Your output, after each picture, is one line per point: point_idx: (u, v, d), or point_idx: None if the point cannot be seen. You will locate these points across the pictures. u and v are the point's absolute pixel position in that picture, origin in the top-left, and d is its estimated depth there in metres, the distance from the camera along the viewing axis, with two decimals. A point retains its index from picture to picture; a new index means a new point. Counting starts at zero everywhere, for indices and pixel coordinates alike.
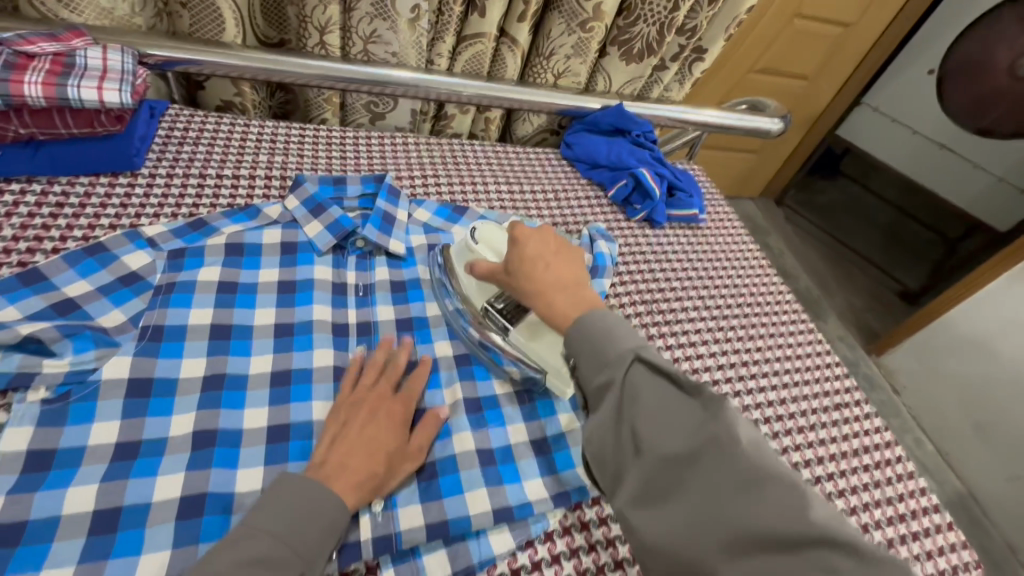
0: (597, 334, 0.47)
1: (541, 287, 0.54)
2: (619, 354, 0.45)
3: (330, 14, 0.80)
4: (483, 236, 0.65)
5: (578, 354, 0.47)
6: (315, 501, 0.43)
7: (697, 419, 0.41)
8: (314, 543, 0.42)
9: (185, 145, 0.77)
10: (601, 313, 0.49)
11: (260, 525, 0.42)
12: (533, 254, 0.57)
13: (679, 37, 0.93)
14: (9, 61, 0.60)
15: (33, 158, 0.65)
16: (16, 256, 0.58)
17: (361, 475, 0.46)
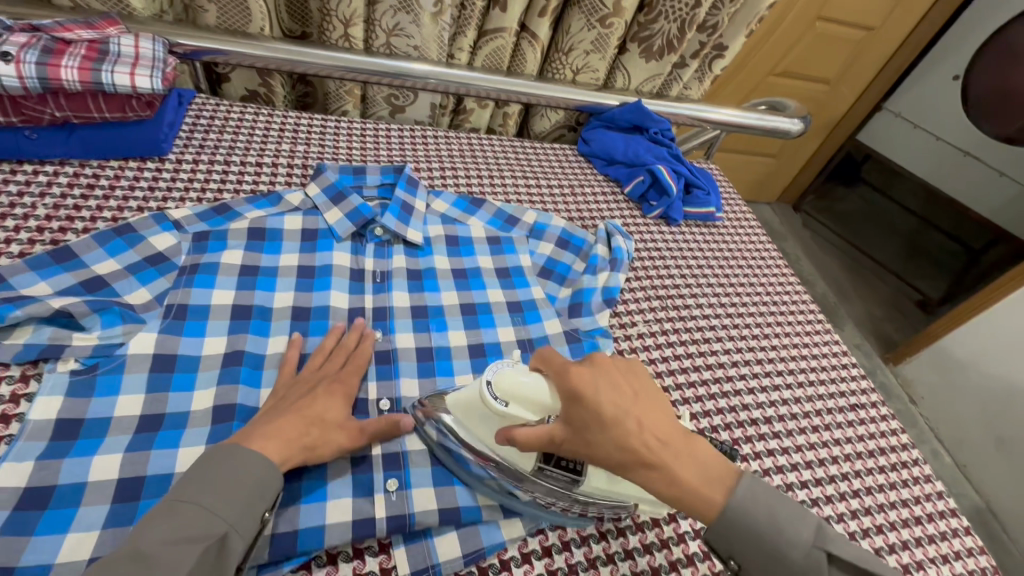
0: (765, 533, 0.41)
1: (650, 463, 0.41)
2: (802, 555, 0.41)
3: (355, 7, 0.81)
4: (505, 391, 0.45)
5: (747, 558, 0.42)
6: (235, 462, 0.42)
7: None
8: (239, 504, 0.40)
9: (212, 132, 0.79)
10: (751, 493, 0.42)
11: (180, 496, 0.39)
12: (613, 416, 0.42)
13: (701, 34, 0.93)
14: (48, 46, 0.62)
15: (67, 141, 0.67)
16: (48, 234, 0.60)
17: (293, 433, 0.46)
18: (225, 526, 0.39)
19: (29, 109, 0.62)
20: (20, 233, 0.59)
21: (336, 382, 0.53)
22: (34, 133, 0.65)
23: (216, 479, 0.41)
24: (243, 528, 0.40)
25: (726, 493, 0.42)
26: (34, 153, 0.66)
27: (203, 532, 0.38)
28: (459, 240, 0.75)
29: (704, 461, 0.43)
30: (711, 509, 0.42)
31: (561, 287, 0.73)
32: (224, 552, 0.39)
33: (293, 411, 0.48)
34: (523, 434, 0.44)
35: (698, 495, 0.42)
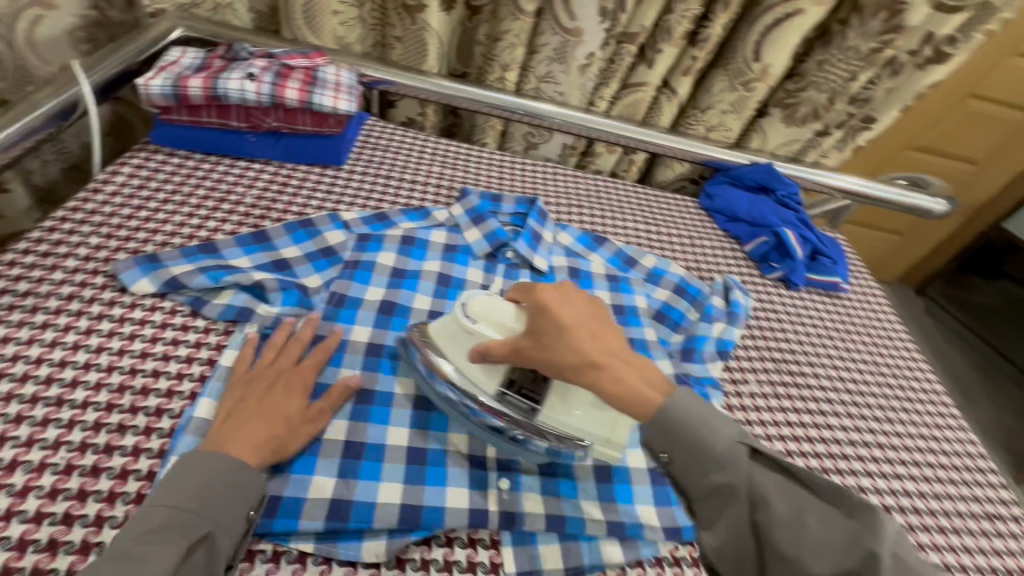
0: (695, 427, 0.48)
1: (597, 364, 0.48)
2: (728, 452, 0.47)
3: (515, 54, 0.91)
4: (479, 311, 0.53)
5: (675, 451, 0.48)
6: (206, 468, 0.44)
7: (843, 527, 0.44)
8: (215, 504, 0.43)
9: (379, 150, 0.91)
10: (686, 397, 0.49)
11: (161, 500, 0.43)
12: (569, 324, 0.50)
13: (850, 105, 0.89)
14: (279, 71, 0.77)
15: (275, 145, 0.81)
16: (252, 220, 0.73)
17: (262, 438, 0.48)
18: (207, 527, 0.42)
19: (256, 117, 0.77)
20: (232, 216, 0.72)
21: (294, 376, 0.54)
22: (254, 137, 0.80)
23: (192, 483, 0.44)
24: (226, 525, 0.43)
25: (660, 395, 0.49)
26: (250, 152, 0.80)
27: (184, 533, 0.42)
28: (580, 273, 0.80)
29: (644, 370, 0.51)
30: (643, 405, 0.48)
31: (673, 332, 0.75)
32: (211, 548, 0.42)
33: (256, 415, 0.49)
34: (491, 345, 0.51)
35: (634, 390, 0.48)
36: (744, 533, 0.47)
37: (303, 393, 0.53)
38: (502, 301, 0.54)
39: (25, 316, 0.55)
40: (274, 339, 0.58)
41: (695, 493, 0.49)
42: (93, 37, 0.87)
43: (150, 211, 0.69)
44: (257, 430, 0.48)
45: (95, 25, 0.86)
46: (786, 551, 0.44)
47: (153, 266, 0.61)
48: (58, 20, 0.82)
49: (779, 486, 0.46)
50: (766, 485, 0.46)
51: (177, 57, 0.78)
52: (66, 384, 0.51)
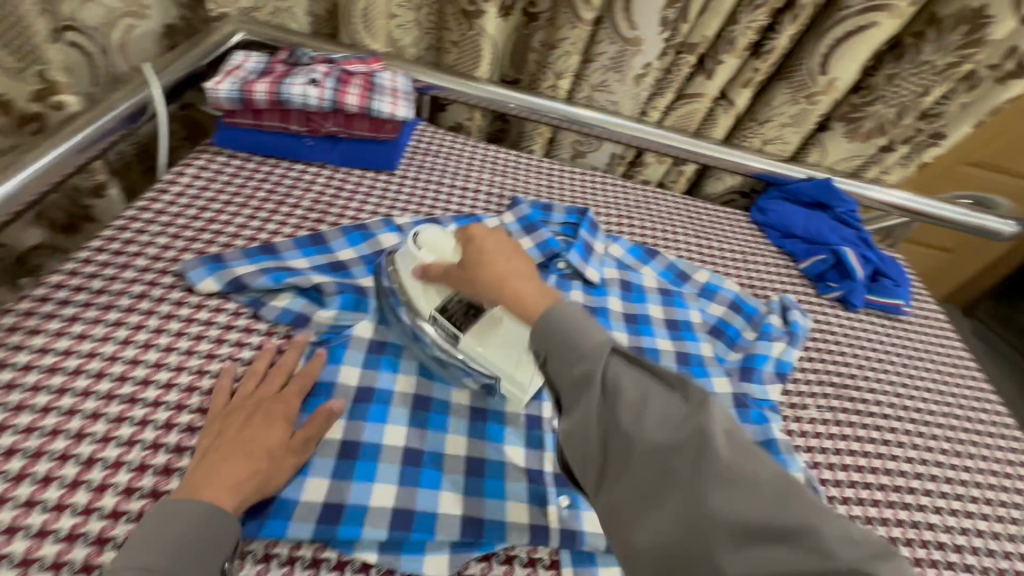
0: (571, 329, 0.44)
1: (501, 278, 0.51)
2: (599, 348, 0.43)
3: (570, 63, 0.90)
4: (425, 241, 0.58)
5: (551, 350, 0.44)
6: (173, 517, 0.41)
7: (678, 409, 0.39)
8: (192, 559, 0.40)
9: (430, 156, 0.91)
10: (569, 306, 0.46)
11: (127, 564, 0.39)
12: (489, 249, 0.53)
13: (920, 120, 0.85)
14: (340, 76, 0.78)
15: (331, 149, 0.81)
16: (310, 223, 0.73)
17: (241, 476, 0.45)
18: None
19: (316, 121, 0.78)
20: (291, 219, 0.73)
21: (276, 405, 0.51)
22: (312, 141, 0.80)
23: (164, 538, 0.40)
24: None
25: (550, 303, 0.48)
26: (307, 156, 0.80)
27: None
28: (632, 286, 0.78)
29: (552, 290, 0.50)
30: (534, 312, 0.47)
31: (729, 350, 0.73)
32: None
33: (231, 453, 0.46)
34: (431, 267, 0.56)
35: (526, 302, 0.49)
36: (576, 421, 0.41)
37: (286, 424, 0.50)
38: (451, 237, 0.58)
39: (99, 313, 0.57)
40: (254, 367, 0.55)
41: (561, 390, 0.43)
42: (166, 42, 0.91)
43: (214, 212, 0.71)
44: (234, 467, 0.45)
45: (167, 30, 0.89)
46: (628, 434, 0.38)
47: (217, 267, 0.62)
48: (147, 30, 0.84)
49: (634, 378, 0.41)
50: (622, 376, 0.41)
51: (242, 61, 0.80)
52: (138, 382, 0.53)
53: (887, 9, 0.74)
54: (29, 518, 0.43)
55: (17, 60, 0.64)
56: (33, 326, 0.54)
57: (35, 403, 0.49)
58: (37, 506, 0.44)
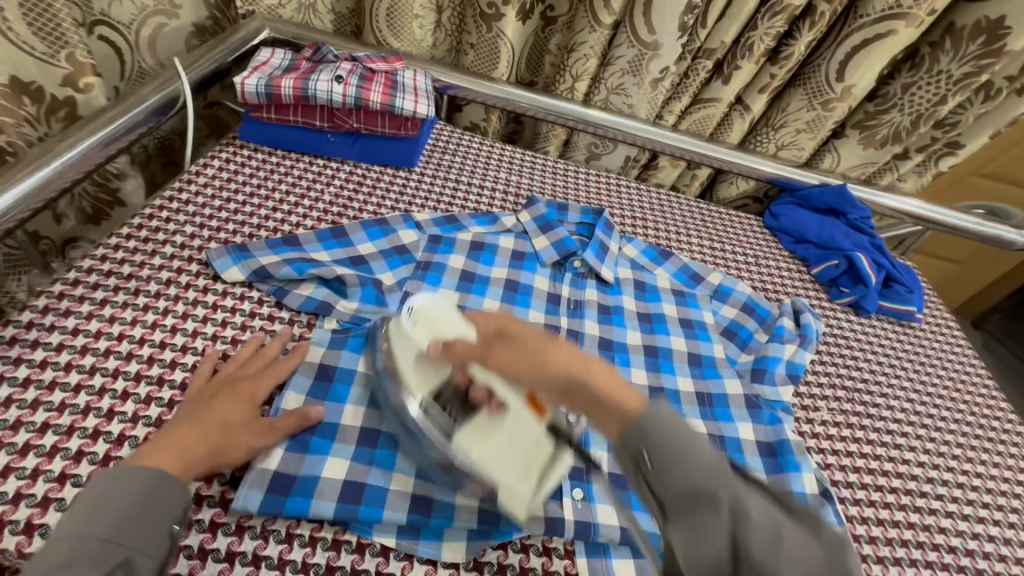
0: (680, 440, 0.38)
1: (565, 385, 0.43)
2: (715, 463, 0.38)
3: (588, 65, 0.91)
4: (427, 317, 0.52)
5: (662, 461, 0.38)
6: (117, 484, 0.41)
7: (812, 553, 0.36)
8: (135, 527, 0.40)
9: (447, 154, 0.93)
10: (672, 413, 0.40)
11: (66, 534, 0.38)
12: (523, 340, 0.46)
13: (935, 129, 0.87)
14: (364, 74, 0.80)
15: (352, 146, 0.83)
16: (331, 217, 0.75)
17: (194, 441, 0.45)
18: (131, 553, 0.39)
19: (338, 118, 0.79)
20: (313, 212, 0.75)
21: (244, 385, 0.51)
22: (333, 137, 0.82)
23: (105, 508, 0.40)
24: (148, 548, 0.40)
25: (637, 402, 0.41)
26: (330, 152, 0.83)
27: (97, 561, 0.38)
28: (646, 286, 0.79)
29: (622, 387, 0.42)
30: (618, 412, 0.40)
31: (741, 352, 0.74)
32: None
33: (192, 417, 0.47)
34: (450, 347, 0.49)
35: (604, 395, 0.41)
36: (701, 551, 0.36)
37: (250, 401, 0.50)
38: (454, 315, 0.53)
39: (128, 297, 0.58)
40: (238, 353, 0.56)
41: (668, 503, 0.38)
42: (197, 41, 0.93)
43: (238, 203, 0.72)
44: (186, 435, 0.45)
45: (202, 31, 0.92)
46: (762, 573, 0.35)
47: (242, 256, 0.64)
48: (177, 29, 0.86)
49: (764, 507, 0.37)
50: (750, 506, 0.37)
51: (268, 57, 0.82)
52: (166, 364, 0.54)
53: (905, 17, 0.74)
54: (62, 491, 0.44)
55: (48, 45, 0.64)
56: (64, 308, 0.56)
57: (66, 382, 0.51)
58: (70, 480, 0.45)
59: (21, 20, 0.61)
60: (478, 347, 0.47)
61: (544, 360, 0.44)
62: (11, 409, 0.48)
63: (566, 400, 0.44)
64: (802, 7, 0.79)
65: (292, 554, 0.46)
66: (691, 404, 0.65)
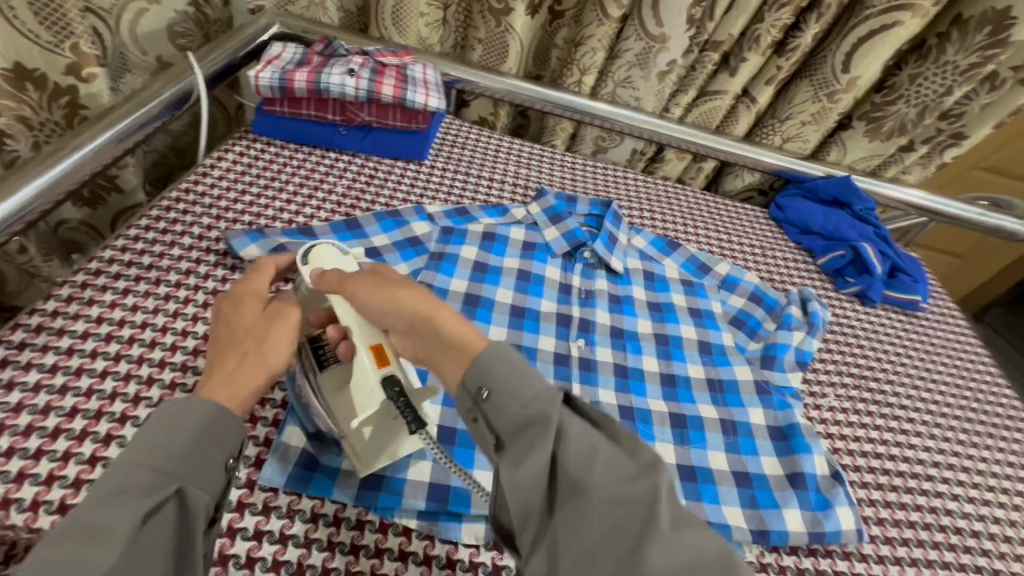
0: (515, 368, 0.39)
1: (414, 313, 0.44)
2: (544, 392, 0.38)
3: (595, 59, 0.92)
4: (318, 255, 0.52)
5: (496, 386, 0.39)
6: (170, 414, 0.38)
7: (627, 469, 0.36)
8: (196, 459, 0.37)
9: (457, 147, 0.93)
10: (505, 347, 0.41)
11: (131, 461, 0.35)
12: (383, 277, 0.47)
13: (941, 120, 0.87)
14: (375, 68, 0.81)
15: (363, 139, 0.84)
16: (344, 209, 0.76)
17: (231, 364, 0.42)
18: (183, 485, 0.36)
19: (351, 111, 0.80)
20: (326, 204, 0.76)
21: (256, 290, 0.48)
22: (345, 130, 0.83)
23: (170, 437, 0.37)
24: (205, 481, 0.37)
25: (483, 341, 0.42)
26: (341, 145, 0.83)
27: (155, 490, 0.35)
28: (655, 276, 0.81)
29: (458, 329, 0.43)
30: (464, 353, 0.41)
31: (750, 339, 0.74)
32: (189, 507, 0.36)
33: (219, 342, 0.44)
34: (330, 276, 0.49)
35: (451, 334, 0.42)
36: (523, 471, 0.36)
37: (258, 300, 0.47)
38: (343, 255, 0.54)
39: (150, 286, 0.59)
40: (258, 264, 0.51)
41: (504, 431, 0.38)
42: (188, 31, 0.93)
43: (254, 195, 0.73)
44: (226, 358, 0.42)
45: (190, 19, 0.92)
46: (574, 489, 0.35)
47: (260, 236, 0.65)
48: (160, 14, 0.85)
49: (586, 428, 0.37)
50: (577, 428, 0.37)
51: (279, 51, 0.83)
52: (189, 351, 0.55)
53: (911, 9, 0.75)
54: (93, 472, 0.46)
55: (53, 34, 0.63)
56: (88, 297, 0.57)
57: (93, 368, 0.52)
58: (100, 461, 0.46)
59: (27, 10, 0.61)
60: (337, 278, 0.48)
61: (397, 294, 0.45)
62: (40, 394, 0.49)
63: (423, 343, 0.44)
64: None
65: (318, 533, 0.47)
66: (702, 390, 0.66)
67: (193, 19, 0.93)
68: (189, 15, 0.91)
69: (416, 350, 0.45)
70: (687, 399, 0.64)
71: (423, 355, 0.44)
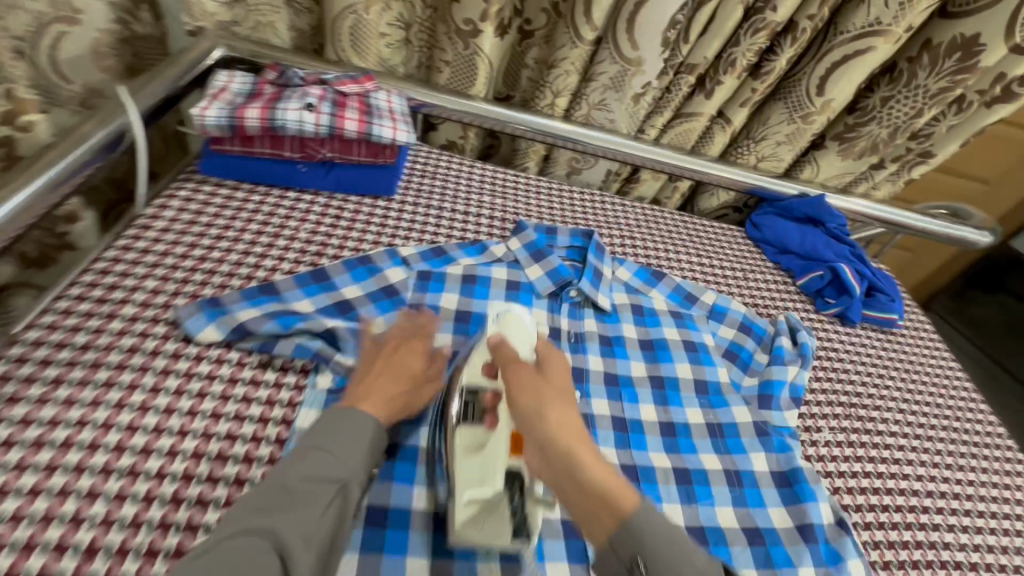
0: (672, 541, 0.42)
1: (554, 428, 0.47)
2: (696, 568, 0.41)
3: (568, 82, 0.88)
4: (509, 325, 0.59)
5: (653, 556, 0.41)
6: (338, 413, 0.49)
7: None
8: (357, 458, 0.47)
9: (427, 178, 0.87)
10: (659, 514, 0.44)
11: (315, 443, 0.47)
12: (546, 382, 0.51)
13: (910, 141, 0.89)
14: (335, 99, 0.74)
15: (325, 176, 0.77)
16: (309, 257, 0.69)
17: (392, 393, 0.53)
18: (346, 475, 0.46)
19: (310, 147, 0.73)
20: (289, 252, 0.69)
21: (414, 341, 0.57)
22: (306, 167, 0.75)
23: (338, 433, 0.48)
24: (358, 479, 0.47)
25: (632, 499, 0.44)
26: (301, 183, 0.76)
27: (330, 477, 0.46)
28: (644, 310, 0.77)
29: (606, 472, 0.45)
30: (609, 505, 0.43)
31: (744, 374, 0.73)
32: (346, 498, 0.46)
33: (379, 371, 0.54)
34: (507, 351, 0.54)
35: (597, 481, 0.44)
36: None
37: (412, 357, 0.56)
38: (531, 332, 0.59)
39: (88, 373, 0.52)
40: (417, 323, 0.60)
41: None
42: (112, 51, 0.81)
43: (206, 248, 0.66)
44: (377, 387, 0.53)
45: (121, 41, 0.81)
46: None
47: (217, 312, 0.59)
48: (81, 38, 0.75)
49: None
50: None
51: (226, 82, 0.74)
52: (138, 452, 0.49)
53: (884, 34, 0.75)
54: None
55: None
56: (12, 394, 0.50)
57: (21, 486, 0.45)
58: None
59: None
60: (512, 360, 0.54)
61: (547, 416, 0.48)
62: None
63: (555, 466, 0.46)
64: (783, 22, 0.78)
65: None
66: (703, 437, 0.64)
67: (117, 35, 0.80)
68: (118, 36, 0.80)
69: (546, 472, 0.47)
70: (688, 448, 0.62)
71: (555, 480, 0.46)
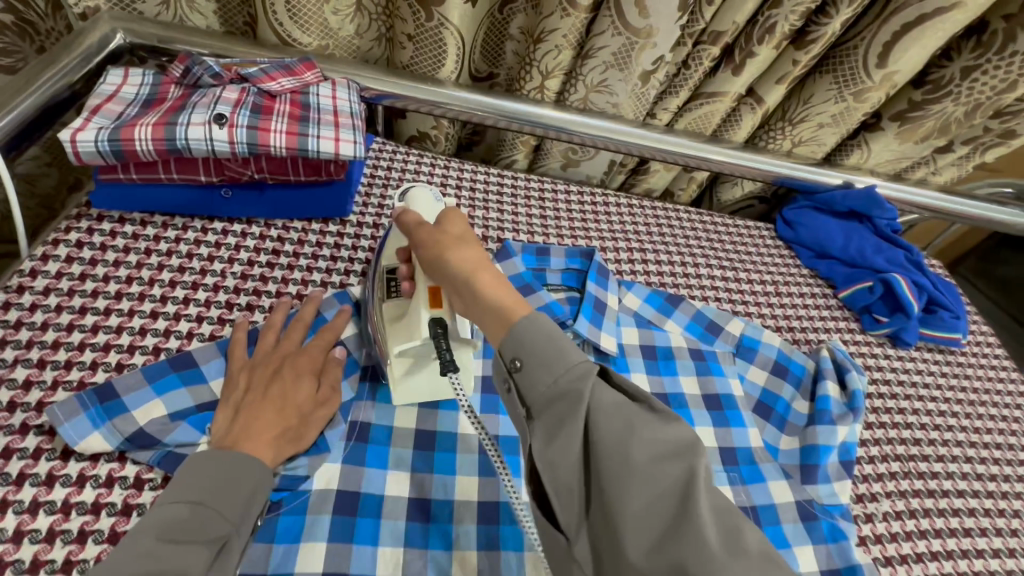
0: (545, 345, 0.36)
1: (455, 274, 0.41)
2: (580, 364, 0.35)
3: (561, 60, 0.70)
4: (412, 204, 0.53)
5: (526, 357, 0.36)
6: (206, 462, 0.40)
7: (672, 457, 0.32)
8: (241, 507, 0.39)
9: (390, 187, 0.70)
10: (535, 317, 0.37)
11: (179, 495, 0.38)
12: (447, 232, 0.45)
13: (991, 118, 0.72)
14: (257, 102, 0.59)
15: (258, 201, 0.61)
16: (238, 312, 0.55)
17: (276, 433, 0.44)
18: (227, 529, 0.38)
19: (231, 169, 0.57)
20: (210, 309, 0.54)
21: (301, 360, 0.49)
22: (230, 192, 0.60)
23: (212, 479, 0.39)
24: (242, 531, 0.39)
25: (520, 306, 0.39)
26: (225, 212, 0.60)
27: (207, 532, 0.37)
28: (657, 351, 0.64)
29: (482, 294, 0.40)
30: (500, 315, 0.38)
31: (780, 434, 0.61)
32: (226, 555, 0.38)
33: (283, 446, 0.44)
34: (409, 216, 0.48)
35: (489, 298, 0.39)
36: (557, 441, 0.34)
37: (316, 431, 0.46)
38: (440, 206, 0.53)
39: None
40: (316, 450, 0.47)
41: (535, 405, 0.36)
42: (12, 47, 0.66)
43: (99, 313, 0.51)
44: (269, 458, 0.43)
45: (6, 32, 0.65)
46: (604, 486, 0.32)
47: (108, 409, 0.44)
48: None
49: (619, 402, 0.34)
50: (608, 406, 0.34)
51: (116, 86, 0.58)
52: None
53: None
54: None
55: None
56: None
57: None
58: None
59: None
60: (416, 221, 0.47)
61: (443, 253, 0.43)
62: None
63: (458, 297, 0.42)
64: None
65: None
66: None
67: (14, 28, 0.65)
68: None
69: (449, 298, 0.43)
70: None
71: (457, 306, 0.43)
